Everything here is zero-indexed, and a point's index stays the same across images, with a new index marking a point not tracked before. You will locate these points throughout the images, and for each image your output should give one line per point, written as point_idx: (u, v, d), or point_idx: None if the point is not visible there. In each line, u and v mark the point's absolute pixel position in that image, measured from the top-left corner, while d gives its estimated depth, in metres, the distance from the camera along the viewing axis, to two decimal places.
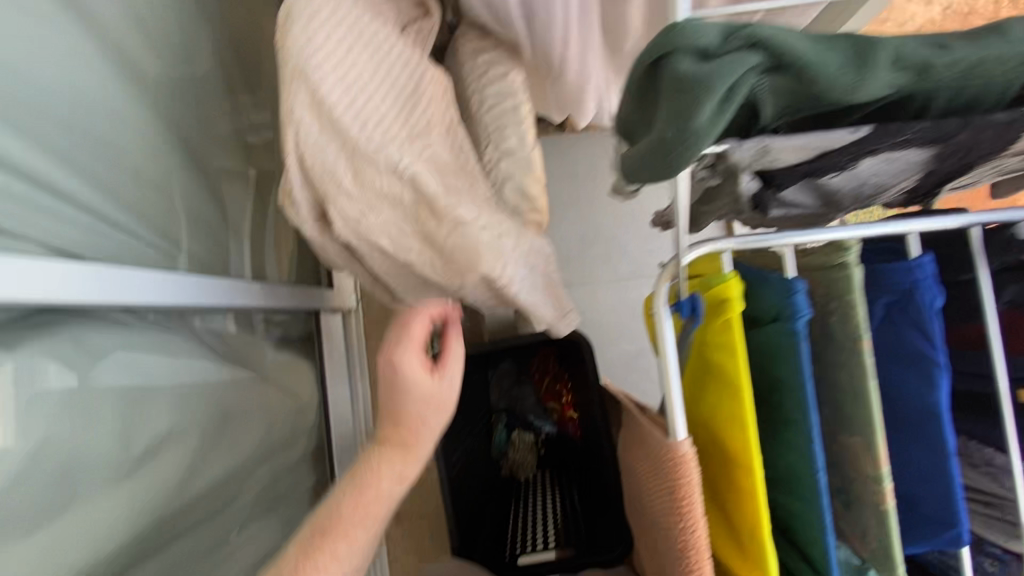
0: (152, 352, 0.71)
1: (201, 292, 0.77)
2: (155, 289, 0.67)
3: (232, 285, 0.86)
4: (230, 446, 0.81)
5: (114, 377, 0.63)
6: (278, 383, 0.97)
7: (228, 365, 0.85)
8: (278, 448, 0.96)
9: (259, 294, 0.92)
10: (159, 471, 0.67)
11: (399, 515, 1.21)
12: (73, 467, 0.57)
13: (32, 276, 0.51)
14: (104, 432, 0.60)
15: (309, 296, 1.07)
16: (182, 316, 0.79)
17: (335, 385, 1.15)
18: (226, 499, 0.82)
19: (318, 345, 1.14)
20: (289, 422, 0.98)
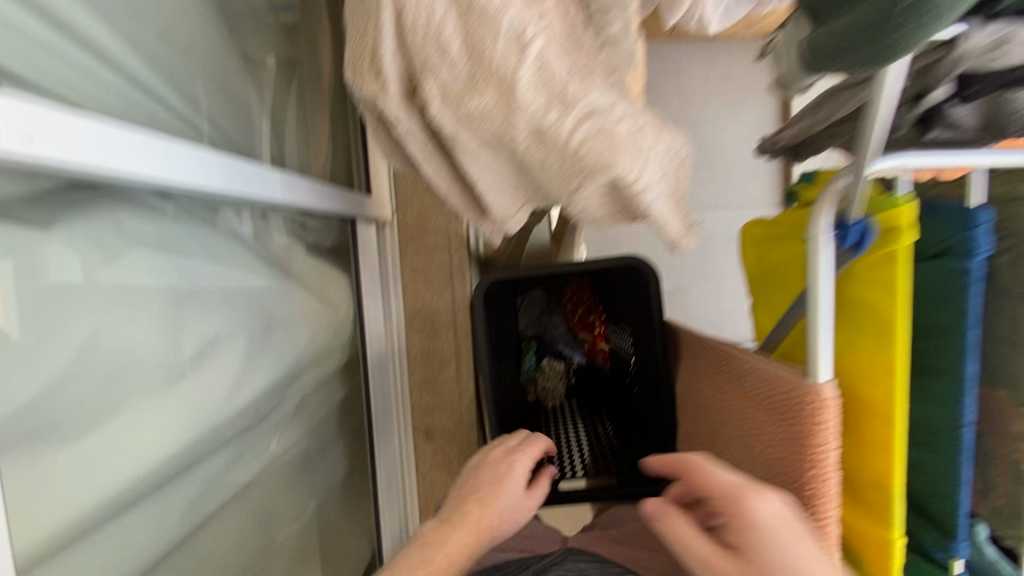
0: (185, 249, 0.64)
1: (243, 179, 0.68)
2: (198, 170, 0.59)
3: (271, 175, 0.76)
4: (272, 354, 0.76)
5: (145, 271, 0.57)
6: (313, 292, 0.90)
7: (264, 267, 0.78)
8: (315, 361, 0.91)
9: (297, 190, 0.83)
10: (208, 377, 0.62)
11: (428, 434, 1.19)
12: (111, 366, 0.52)
13: (51, 130, 0.41)
14: (137, 333, 0.54)
15: (346, 200, 0.98)
16: (214, 212, 0.70)
17: (370, 300, 1.09)
18: (267, 410, 0.77)
19: (354, 256, 1.06)
20: (324, 336, 0.92)
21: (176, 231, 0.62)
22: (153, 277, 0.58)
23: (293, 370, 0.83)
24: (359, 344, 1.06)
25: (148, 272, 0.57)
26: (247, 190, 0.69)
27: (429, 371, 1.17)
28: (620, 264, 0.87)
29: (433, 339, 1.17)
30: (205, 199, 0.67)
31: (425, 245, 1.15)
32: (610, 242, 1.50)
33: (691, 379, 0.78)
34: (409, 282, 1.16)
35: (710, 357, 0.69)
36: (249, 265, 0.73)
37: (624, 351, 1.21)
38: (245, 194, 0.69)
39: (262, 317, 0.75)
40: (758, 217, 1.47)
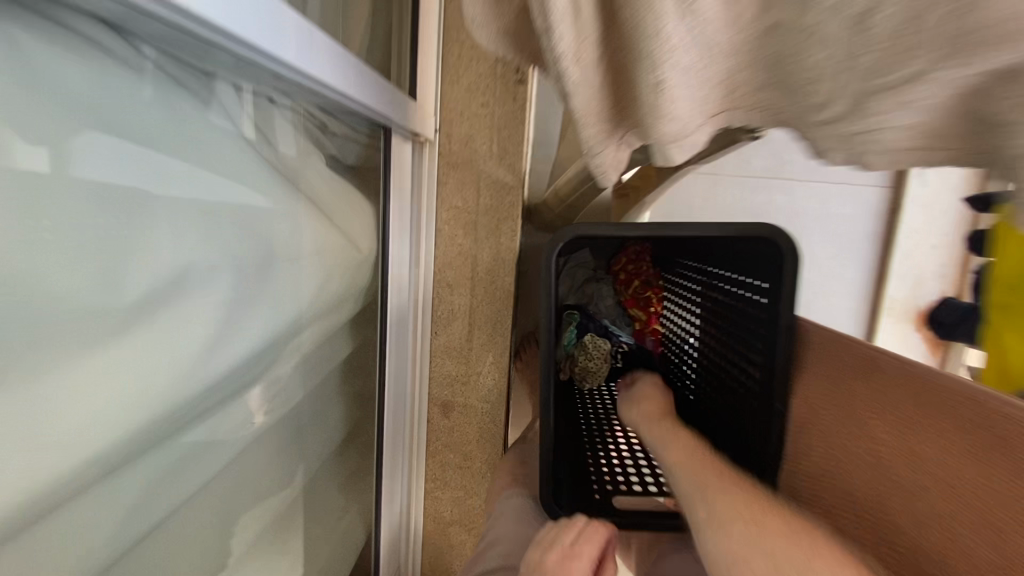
0: (156, 126, 0.41)
1: (265, 26, 0.44)
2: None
3: (300, 29, 0.51)
4: (267, 297, 0.54)
5: (89, 156, 0.35)
6: (326, 215, 0.67)
7: (269, 173, 0.55)
8: (326, 310, 0.69)
9: (329, 69, 0.58)
10: (166, 333, 0.41)
11: (446, 408, 0.98)
12: (16, 307, 0.31)
13: None
14: (41, 246, 0.32)
15: (384, 99, 0.73)
16: (194, 70, 0.46)
17: (397, 240, 0.86)
18: (258, 372, 0.56)
19: (384, 178, 0.82)
20: (338, 279, 0.69)
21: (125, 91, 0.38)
22: (101, 166, 0.36)
23: (295, 320, 0.61)
24: (379, 293, 0.84)
25: (112, 164, 0.36)
26: (265, 45, 0.44)
27: (456, 333, 0.95)
28: (745, 232, 0.64)
29: (463, 295, 0.94)
30: (198, 49, 0.43)
31: (469, 177, 0.91)
32: (677, 207, 1.24)
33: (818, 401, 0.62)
34: (444, 222, 0.92)
35: (867, 384, 0.54)
36: (241, 173, 0.50)
37: (687, 332, 0.97)
38: (260, 52, 0.44)
39: (262, 243, 0.52)
40: (860, 199, 1.21)
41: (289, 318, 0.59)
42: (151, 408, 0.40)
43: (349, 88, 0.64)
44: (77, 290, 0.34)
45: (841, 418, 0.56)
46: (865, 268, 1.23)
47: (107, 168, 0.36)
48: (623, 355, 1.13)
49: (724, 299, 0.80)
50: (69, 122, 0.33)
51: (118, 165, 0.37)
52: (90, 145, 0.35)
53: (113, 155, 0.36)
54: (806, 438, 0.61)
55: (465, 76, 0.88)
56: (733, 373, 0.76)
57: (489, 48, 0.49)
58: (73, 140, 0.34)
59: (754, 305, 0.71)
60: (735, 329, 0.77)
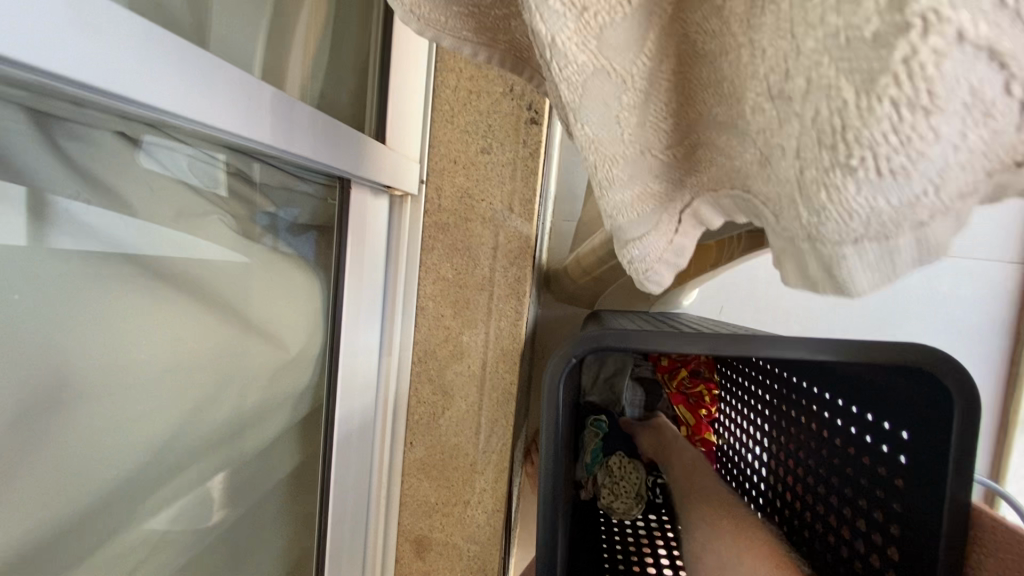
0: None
1: (57, 37, 0.22)
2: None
3: (184, 47, 0.30)
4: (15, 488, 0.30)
5: (84, 232, 0.33)
6: (243, 294, 0.47)
7: (83, 257, 0.33)
8: (221, 442, 0.46)
9: (255, 114, 0.37)
10: None
11: (423, 546, 0.73)
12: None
13: None
14: None
15: (344, 142, 0.52)
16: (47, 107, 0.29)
17: (355, 326, 0.63)
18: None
19: (340, 248, 0.60)
20: (249, 389, 0.48)
21: None
22: (68, 232, 0.32)
23: (121, 487, 0.37)
24: (328, 396, 0.62)
25: (101, 232, 0.34)
26: (77, 69, 0.23)
27: (440, 446, 0.72)
28: (883, 362, 0.39)
29: (447, 394, 0.71)
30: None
31: (465, 243, 0.69)
32: (737, 287, 0.95)
33: (904, 513, 0.44)
34: (428, 297, 0.70)
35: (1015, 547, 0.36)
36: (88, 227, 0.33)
37: (751, 459, 0.71)
38: (55, 75, 0.23)
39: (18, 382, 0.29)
40: (981, 278, 0.93)
41: (92, 497, 0.35)
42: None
43: (301, 140, 0.44)
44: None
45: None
46: (991, 369, 0.94)
47: (77, 233, 0.32)
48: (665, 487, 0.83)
49: (818, 436, 0.56)
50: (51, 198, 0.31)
51: (91, 227, 0.33)
52: (90, 219, 0.33)
53: (125, 231, 0.36)
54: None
55: (463, 114, 0.68)
56: (847, 552, 0.51)
57: (447, 46, 0.28)
58: (52, 214, 0.31)
59: (883, 462, 0.47)
60: (846, 487, 0.52)
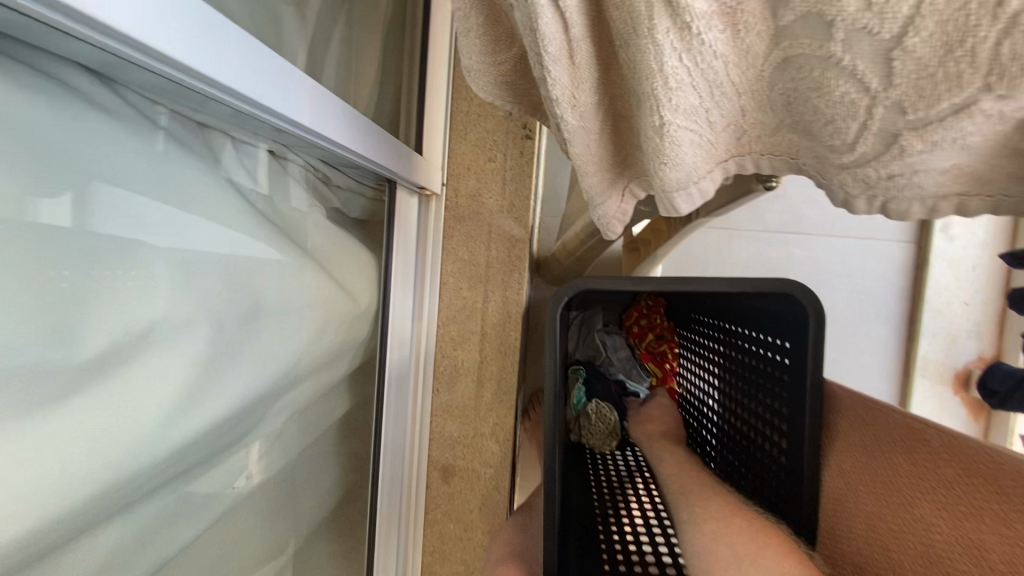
0: (77, 181, 0.35)
1: (245, 72, 0.41)
2: (175, 33, 0.34)
3: (301, 82, 0.51)
4: (240, 365, 0.49)
5: (145, 220, 0.39)
6: (332, 264, 0.67)
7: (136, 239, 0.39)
8: (318, 369, 0.65)
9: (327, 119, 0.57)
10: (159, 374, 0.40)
11: (448, 472, 0.92)
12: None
13: None
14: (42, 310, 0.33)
15: (387, 149, 0.72)
16: (238, 134, 0.49)
17: (397, 294, 0.83)
18: (212, 456, 0.50)
19: (389, 231, 0.80)
20: (339, 330, 0.67)
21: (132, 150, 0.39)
22: (119, 211, 0.38)
23: (278, 383, 0.56)
24: (379, 349, 0.81)
25: (160, 223, 0.41)
26: (260, 97, 0.44)
27: (460, 392, 0.91)
28: (763, 290, 0.60)
29: (466, 350, 0.91)
30: (200, 100, 0.42)
31: (477, 231, 0.89)
32: (691, 267, 1.17)
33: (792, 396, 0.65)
34: (449, 274, 0.90)
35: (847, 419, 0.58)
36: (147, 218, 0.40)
37: (705, 393, 0.92)
38: (252, 102, 0.43)
39: (240, 301, 0.49)
40: (883, 253, 1.16)
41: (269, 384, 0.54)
42: (59, 482, 0.34)
43: (356, 140, 0.64)
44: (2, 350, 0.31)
45: (862, 413, 0.56)
46: (895, 326, 1.17)
47: (123, 218, 0.38)
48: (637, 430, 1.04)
49: (742, 359, 0.78)
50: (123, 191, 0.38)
51: (152, 224, 0.40)
52: (150, 213, 0.40)
53: (180, 225, 0.42)
54: (844, 512, 0.55)
55: (473, 132, 0.89)
56: (761, 440, 0.71)
57: None
58: (119, 201, 0.38)
59: (776, 366, 0.68)
60: (758, 391, 0.73)
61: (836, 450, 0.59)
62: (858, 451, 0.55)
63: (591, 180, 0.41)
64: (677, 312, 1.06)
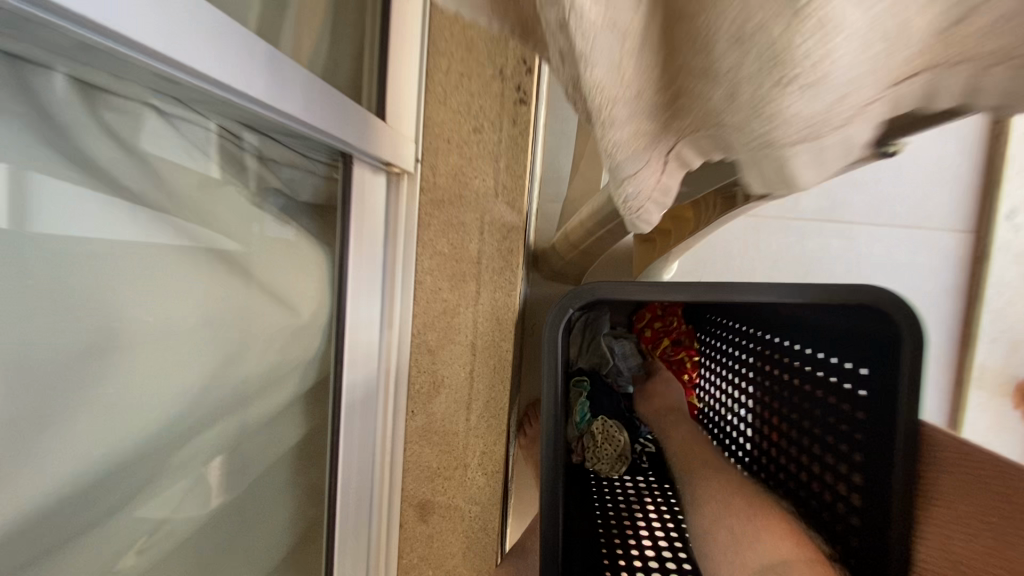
0: None
1: None
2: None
3: (208, 24, 0.35)
4: (71, 418, 0.33)
5: None
6: (269, 266, 0.51)
7: None
8: (244, 401, 0.49)
9: (254, 74, 0.40)
10: None
11: (426, 509, 0.77)
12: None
13: None
14: None
15: (344, 115, 0.56)
16: (96, 76, 0.33)
17: (359, 298, 0.67)
18: (57, 544, 0.34)
19: (344, 220, 0.63)
20: (272, 349, 0.52)
21: None
22: None
23: (162, 433, 0.40)
24: (334, 366, 0.65)
25: None
26: (124, 24, 0.28)
27: (440, 413, 0.76)
28: (841, 303, 0.45)
29: (448, 364, 0.75)
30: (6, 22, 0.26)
31: (460, 219, 0.73)
32: (712, 260, 1.01)
33: (877, 442, 0.49)
34: (426, 272, 0.74)
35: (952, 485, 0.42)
36: None
37: (735, 417, 0.76)
38: (111, 34, 0.28)
39: (80, 320, 0.33)
40: (936, 246, 1.00)
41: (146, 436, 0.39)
42: None
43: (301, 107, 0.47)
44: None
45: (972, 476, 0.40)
46: (947, 331, 1.01)
47: None
48: (651, 454, 0.88)
49: (791, 382, 0.62)
50: None
51: None
52: None
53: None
54: None
55: (455, 96, 0.71)
56: (822, 487, 0.57)
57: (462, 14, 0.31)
58: None
59: (847, 399, 0.53)
60: (815, 426, 0.58)
61: (936, 522, 0.44)
62: (967, 531, 0.40)
63: (615, 129, 0.25)
64: (698, 313, 0.90)
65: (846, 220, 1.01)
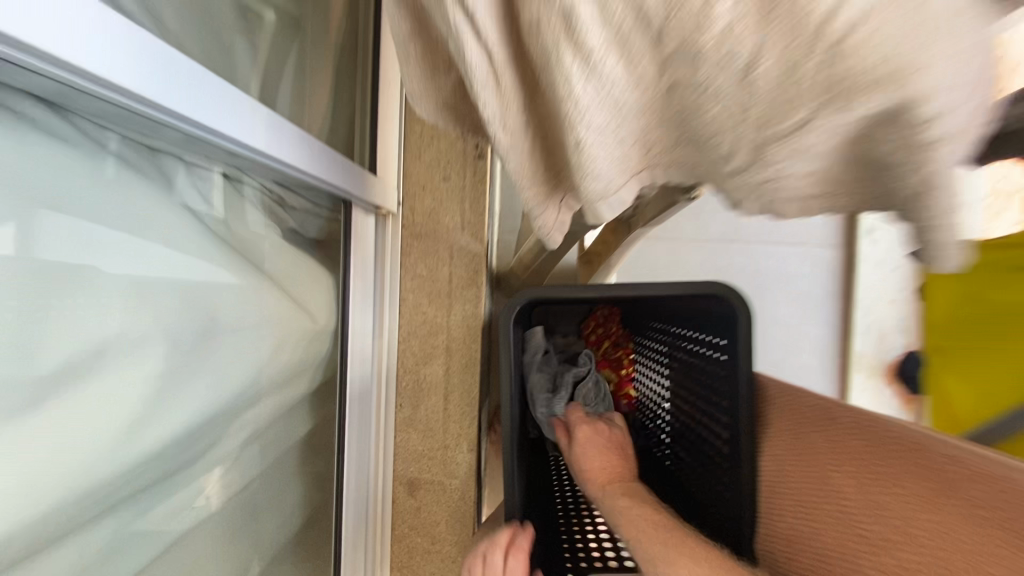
0: (62, 198, 0.37)
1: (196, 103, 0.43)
2: (116, 53, 0.35)
3: (253, 109, 0.53)
4: (190, 382, 0.48)
5: (124, 237, 0.42)
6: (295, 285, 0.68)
7: (123, 258, 0.42)
8: (276, 387, 0.65)
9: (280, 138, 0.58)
10: (107, 396, 0.40)
11: (413, 487, 0.93)
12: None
13: None
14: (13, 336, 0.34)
15: (344, 171, 0.74)
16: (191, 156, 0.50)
17: (356, 312, 0.84)
18: (173, 472, 0.49)
19: (345, 251, 0.82)
20: (297, 347, 0.68)
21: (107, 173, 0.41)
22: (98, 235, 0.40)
23: (235, 401, 0.55)
24: (338, 367, 0.82)
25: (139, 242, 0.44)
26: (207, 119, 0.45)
27: (423, 407, 0.93)
28: (694, 290, 0.66)
29: (428, 364, 0.92)
30: (149, 124, 0.43)
31: (433, 248, 0.92)
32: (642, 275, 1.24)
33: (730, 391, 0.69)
34: (408, 290, 0.92)
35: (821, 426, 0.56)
36: (136, 229, 0.43)
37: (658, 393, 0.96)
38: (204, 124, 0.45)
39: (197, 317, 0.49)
40: (815, 257, 1.25)
41: (227, 402, 0.54)
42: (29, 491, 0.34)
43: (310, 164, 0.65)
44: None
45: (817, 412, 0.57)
46: (831, 324, 1.26)
47: (109, 239, 0.41)
48: None
49: (687, 357, 0.82)
50: (94, 212, 0.40)
51: (134, 235, 0.43)
52: (126, 230, 0.43)
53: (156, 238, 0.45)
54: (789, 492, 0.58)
55: (427, 153, 0.92)
56: (704, 430, 0.76)
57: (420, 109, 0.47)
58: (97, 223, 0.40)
59: (714, 362, 0.73)
60: (701, 388, 0.77)
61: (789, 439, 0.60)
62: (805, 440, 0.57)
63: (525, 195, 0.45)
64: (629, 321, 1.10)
65: (745, 239, 1.25)
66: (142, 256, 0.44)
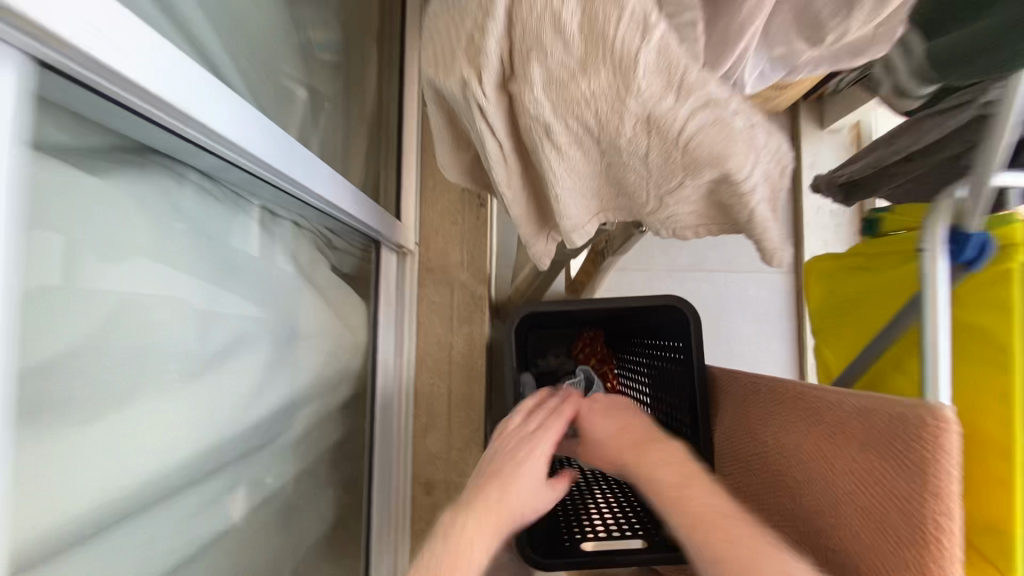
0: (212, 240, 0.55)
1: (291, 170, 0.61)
2: (254, 140, 0.53)
3: (318, 170, 0.71)
4: (278, 375, 0.65)
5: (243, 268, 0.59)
6: (340, 309, 0.85)
7: (242, 284, 0.59)
8: (326, 389, 0.81)
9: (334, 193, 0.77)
10: (228, 379, 0.56)
11: (430, 486, 1.08)
12: (104, 313, 0.41)
13: (132, 66, 0.36)
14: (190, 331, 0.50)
15: (376, 217, 0.93)
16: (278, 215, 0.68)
17: (382, 334, 1.02)
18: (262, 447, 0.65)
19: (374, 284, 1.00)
20: (341, 359, 0.85)
21: (234, 225, 0.58)
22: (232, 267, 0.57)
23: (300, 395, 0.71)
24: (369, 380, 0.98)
25: (250, 270, 0.61)
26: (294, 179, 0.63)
27: (438, 415, 1.09)
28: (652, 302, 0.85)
29: (441, 378, 1.09)
30: (256, 187, 0.61)
31: (444, 280, 1.11)
32: None
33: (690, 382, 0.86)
34: (424, 316, 1.10)
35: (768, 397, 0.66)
36: (248, 262, 0.61)
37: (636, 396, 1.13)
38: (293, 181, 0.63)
39: (280, 328, 0.66)
40: (769, 281, 1.45)
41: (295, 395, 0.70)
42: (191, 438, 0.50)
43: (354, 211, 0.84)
44: (135, 319, 0.44)
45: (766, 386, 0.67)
46: (787, 339, 1.45)
47: (236, 269, 0.58)
48: None
49: (654, 360, 1.00)
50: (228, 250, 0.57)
51: (248, 267, 0.60)
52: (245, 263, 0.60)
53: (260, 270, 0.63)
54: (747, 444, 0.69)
55: (437, 202, 1.13)
56: (671, 418, 0.93)
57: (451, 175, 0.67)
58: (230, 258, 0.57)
59: (674, 361, 0.91)
60: (667, 383, 0.95)
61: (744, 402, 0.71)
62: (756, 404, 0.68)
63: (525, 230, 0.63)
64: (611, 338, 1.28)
65: (708, 268, 1.45)
66: (251, 281, 0.61)
